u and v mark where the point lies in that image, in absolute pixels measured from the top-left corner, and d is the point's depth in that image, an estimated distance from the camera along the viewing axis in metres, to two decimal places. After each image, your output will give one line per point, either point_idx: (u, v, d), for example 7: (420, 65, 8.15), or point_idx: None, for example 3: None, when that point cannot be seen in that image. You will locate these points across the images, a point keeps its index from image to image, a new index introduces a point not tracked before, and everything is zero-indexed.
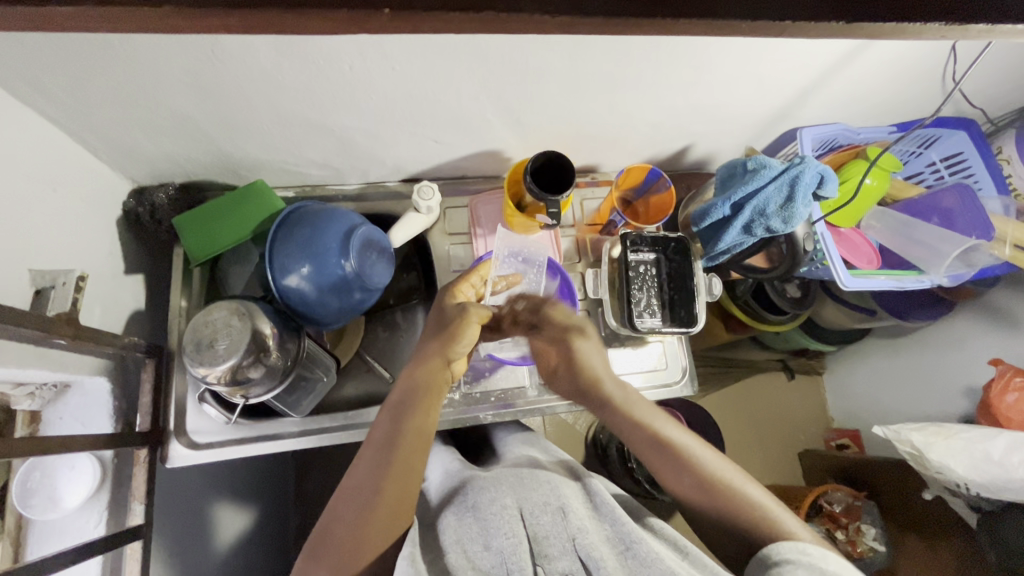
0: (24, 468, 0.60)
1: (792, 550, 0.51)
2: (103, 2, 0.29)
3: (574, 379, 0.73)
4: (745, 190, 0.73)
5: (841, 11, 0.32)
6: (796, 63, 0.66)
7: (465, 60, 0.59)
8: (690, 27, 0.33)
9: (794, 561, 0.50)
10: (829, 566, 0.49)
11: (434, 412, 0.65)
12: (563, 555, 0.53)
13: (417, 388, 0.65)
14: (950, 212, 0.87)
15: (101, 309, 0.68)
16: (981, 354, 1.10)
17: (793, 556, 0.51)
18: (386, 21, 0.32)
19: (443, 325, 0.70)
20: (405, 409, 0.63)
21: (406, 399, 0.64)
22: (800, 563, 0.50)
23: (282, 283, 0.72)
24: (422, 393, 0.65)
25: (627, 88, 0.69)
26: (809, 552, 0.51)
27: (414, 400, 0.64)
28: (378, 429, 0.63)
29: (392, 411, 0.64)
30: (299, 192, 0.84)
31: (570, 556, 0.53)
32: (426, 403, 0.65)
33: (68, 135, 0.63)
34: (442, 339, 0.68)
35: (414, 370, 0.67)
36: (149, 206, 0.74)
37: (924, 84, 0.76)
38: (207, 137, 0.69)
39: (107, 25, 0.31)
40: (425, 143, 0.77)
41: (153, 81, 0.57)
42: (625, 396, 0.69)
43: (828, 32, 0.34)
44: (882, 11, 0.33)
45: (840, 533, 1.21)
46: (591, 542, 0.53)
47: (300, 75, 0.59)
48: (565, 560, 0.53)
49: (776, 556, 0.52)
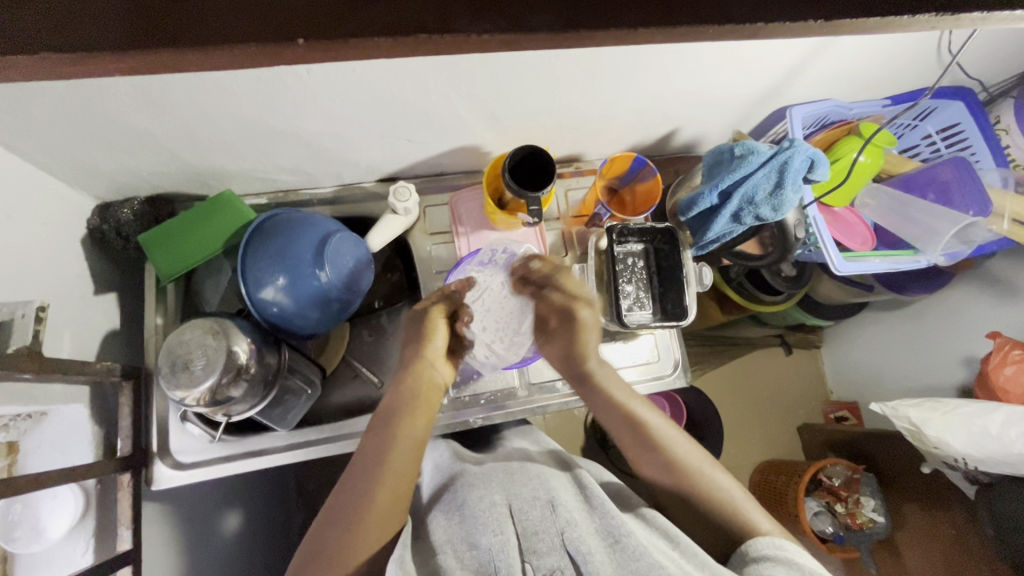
0: (2, 504, 0.57)
1: (769, 545, 0.54)
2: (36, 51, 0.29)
3: (569, 343, 0.75)
4: (733, 178, 0.70)
5: (762, 14, 0.32)
6: (781, 44, 0.63)
7: (431, 59, 0.56)
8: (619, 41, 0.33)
9: (771, 557, 0.52)
10: (803, 561, 0.52)
11: (427, 413, 0.68)
12: (551, 550, 0.52)
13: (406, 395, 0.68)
14: (946, 185, 0.84)
15: (72, 334, 0.66)
16: (978, 326, 1.08)
17: (772, 552, 0.53)
18: (304, 51, 0.32)
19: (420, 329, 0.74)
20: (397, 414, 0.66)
21: (398, 404, 0.67)
22: (777, 558, 0.52)
23: (258, 297, 0.70)
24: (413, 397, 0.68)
25: (605, 77, 0.65)
26: (784, 547, 0.53)
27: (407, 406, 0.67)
28: (369, 439, 0.64)
29: (384, 417, 0.66)
30: (272, 199, 0.81)
31: (559, 551, 0.52)
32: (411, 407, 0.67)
33: (21, 158, 0.60)
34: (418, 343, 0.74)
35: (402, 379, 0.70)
36: (114, 222, 0.71)
37: (920, 57, 0.73)
38: (167, 151, 0.66)
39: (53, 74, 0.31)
40: (399, 142, 0.74)
41: (101, 100, 0.54)
42: (605, 375, 0.73)
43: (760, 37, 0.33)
44: (848, 9, 0.32)
45: (839, 506, 1.24)
46: (579, 536, 0.52)
47: (253, 86, 0.55)
48: (553, 556, 0.52)
49: (755, 553, 0.54)
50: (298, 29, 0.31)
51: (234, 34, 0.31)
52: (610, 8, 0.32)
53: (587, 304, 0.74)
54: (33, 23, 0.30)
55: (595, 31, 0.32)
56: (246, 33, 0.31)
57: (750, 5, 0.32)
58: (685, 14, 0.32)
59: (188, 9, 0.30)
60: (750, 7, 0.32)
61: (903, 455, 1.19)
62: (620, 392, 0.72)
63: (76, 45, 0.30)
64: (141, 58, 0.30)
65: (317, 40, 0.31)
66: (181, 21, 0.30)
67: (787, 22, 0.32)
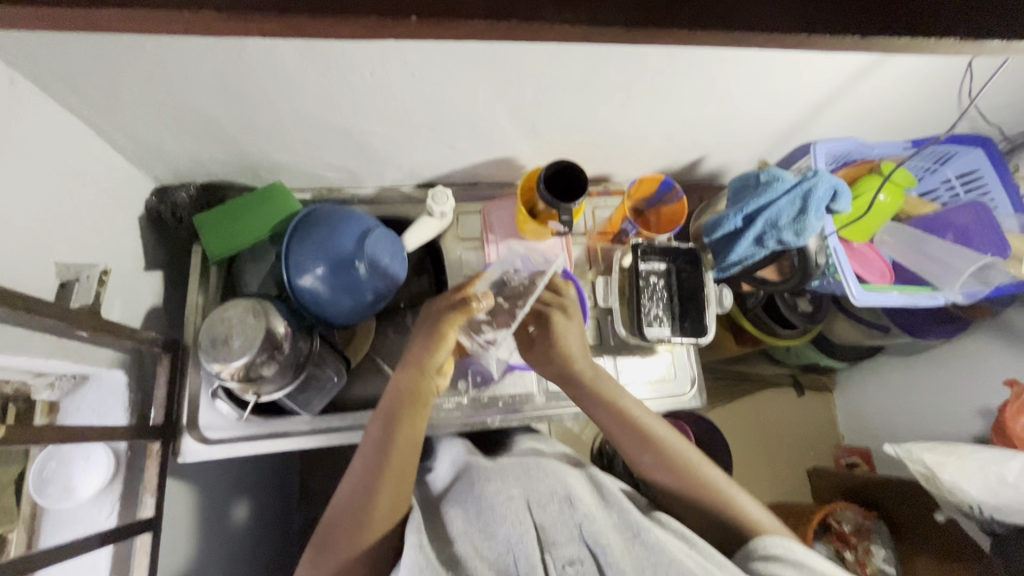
0: (41, 458, 0.61)
1: (778, 547, 0.54)
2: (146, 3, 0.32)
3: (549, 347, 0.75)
4: (757, 203, 0.74)
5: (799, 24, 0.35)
6: (809, 79, 0.67)
7: (483, 67, 0.60)
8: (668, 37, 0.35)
9: (781, 557, 0.53)
10: (813, 563, 0.53)
11: (425, 417, 0.64)
12: (570, 541, 0.52)
13: (406, 395, 0.63)
14: (965, 229, 0.86)
15: (122, 303, 0.69)
16: (996, 374, 1.08)
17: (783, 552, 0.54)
18: (410, 29, 0.34)
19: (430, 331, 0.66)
20: (396, 421, 0.62)
21: (396, 409, 0.63)
22: (787, 560, 0.53)
23: (297, 283, 0.74)
24: (411, 401, 0.63)
25: (641, 99, 0.70)
26: (794, 551, 0.54)
27: (404, 412, 0.63)
28: (368, 437, 0.62)
29: (383, 416, 0.63)
30: (316, 194, 0.86)
31: (578, 542, 0.52)
32: (416, 411, 0.63)
33: (98, 133, 0.65)
34: (426, 346, 0.66)
35: (401, 373, 0.65)
36: (170, 204, 0.76)
37: (940, 100, 0.76)
38: (229, 138, 0.70)
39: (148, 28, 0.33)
40: (441, 148, 0.79)
41: (180, 82, 0.59)
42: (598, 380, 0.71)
43: (796, 45, 0.36)
44: (893, 26, 0.35)
45: (848, 553, 1.18)
46: (598, 529, 0.53)
47: (320, 79, 0.60)
48: (573, 547, 0.52)
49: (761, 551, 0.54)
50: (410, 6, 0.33)
51: (349, 5, 0.33)
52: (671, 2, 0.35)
53: (563, 314, 0.76)
54: None
55: (668, 25, 0.34)
56: (366, 5, 0.33)
57: (807, 14, 0.35)
58: (752, 20, 0.35)
59: None
60: (821, 17, 0.35)
61: (916, 503, 1.16)
62: (614, 391, 0.70)
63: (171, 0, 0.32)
64: (274, 20, 0.32)
65: (426, 16, 0.33)
66: None
67: (834, 32, 0.35)
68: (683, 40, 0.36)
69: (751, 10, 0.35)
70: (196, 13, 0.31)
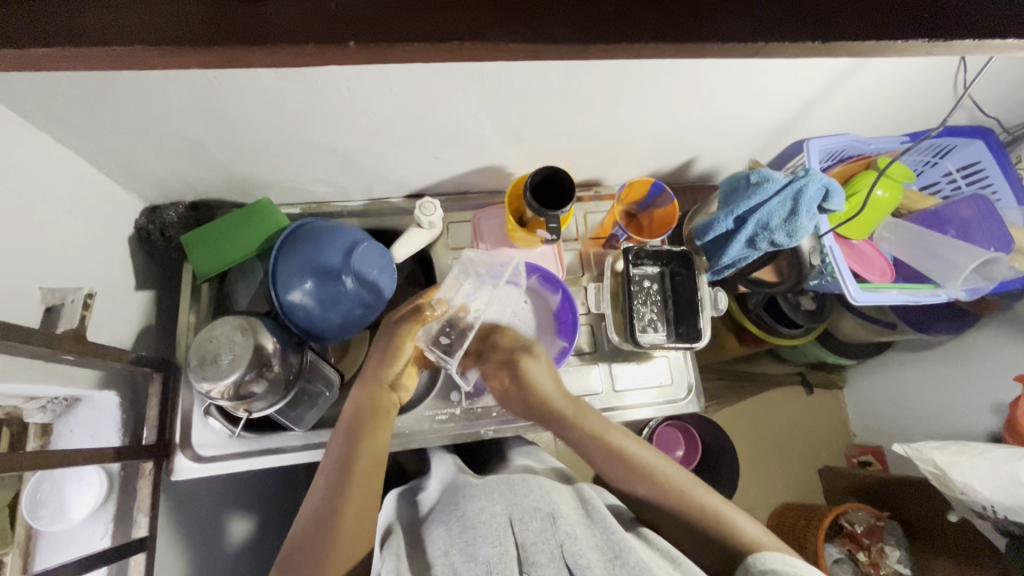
0: (33, 481, 0.61)
1: (778, 560, 0.53)
2: (87, 42, 0.32)
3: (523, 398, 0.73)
4: (748, 205, 0.72)
5: (754, 34, 0.35)
6: (795, 79, 0.65)
7: (460, 80, 0.60)
8: (613, 53, 0.35)
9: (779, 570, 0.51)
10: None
11: (388, 431, 0.66)
12: (550, 561, 0.51)
13: (370, 409, 0.66)
14: (967, 222, 0.84)
15: (112, 325, 0.70)
16: (1008, 370, 1.05)
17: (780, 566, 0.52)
18: (352, 53, 0.34)
19: (385, 344, 0.73)
20: (359, 433, 0.64)
21: (360, 424, 0.65)
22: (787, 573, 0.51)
23: (286, 299, 0.74)
24: (374, 414, 0.66)
25: (624, 105, 0.69)
26: (793, 565, 0.52)
27: (367, 422, 0.65)
28: (333, 453, 0.63)
29: (347, 431, 0.64)
30: (305, 209, 0.86)
31: (557, 562, 0.50)
32: (378, 423, 0.66)
33: (82, 157, 0.66)
34: (384, 358, 0.71)
35: (361, 390, 0.69)
36: (160, 224, 0.77)
37: (935, 94, 0.74)
38: (213, 158, 0.71)
39: (98, 65, 0.33)
40: (427, 160, 0.78)
41: (159, 106, 0.59)
42: (578, 410, 0.70)
43: (748, 53, 0.36)
44: (853, 30, 0.35)
45: (862, 555, 1.16)
46: (579, 548, 0.51)
47: (298, 98, 0.60)
48: (552, 567, 0.50)
49: (761, 565, 0.53)
50: (351, 31, 0.33)
51: (297, 33, 0.33)
52: (615, 17, 0.35)
53: (531, 356, 0.74)
54: (97, 13, 0.32)
55: (616, 41, 0.34)
56: (307, 32, 0.33)
57: (763, 25, 0.35)
58: (706, 32, 0.35)
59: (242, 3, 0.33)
60: (774, 29, 0.35)
61: (929, 503, 1.13)
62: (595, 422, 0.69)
63: (114, 38, 0.32)
64: (221, 53, 0.33)
65: (367, 41, 0.33)
66: (238, 22, 0.32)
67: (794, 40, 0.35)
68: (634, 55, 0.35)
69: (705, 24, 0.35)
70: (142, 48, 0.32)
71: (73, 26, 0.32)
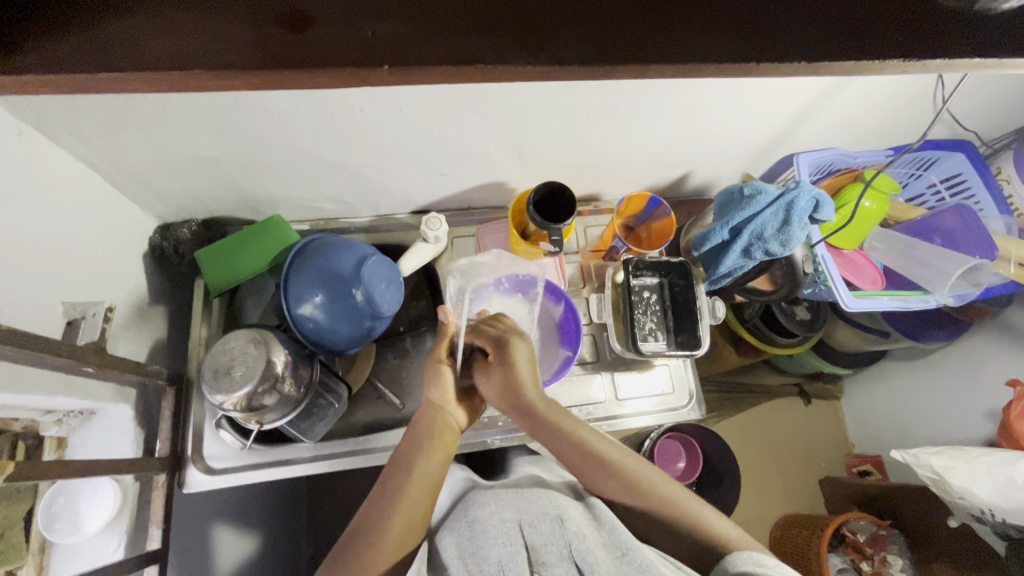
0: (47, 495, 0.61)
1: (749, 562, 0.52)
2: (145, 68, 0.35)
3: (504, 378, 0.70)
4: (742, 216, 0.75)
5: (743, 56, 0.38)
6: (783, 96, 0.69)
7: (467, 101, 0.63)
8: (621, 74, 0.38)
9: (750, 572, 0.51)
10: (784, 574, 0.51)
11: (444, 455, 0.66)
12: (560, 562, 0.52)
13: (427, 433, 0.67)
14: (951, 231, 0.87)
15: (128, 339, 0.71)
16: (1000, 375, 1.08)
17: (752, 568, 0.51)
18: (385, 76, 0.37)
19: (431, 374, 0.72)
20: (415, 452, 0.65)
21: (416, 445, 0.66)
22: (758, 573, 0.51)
23: (297, 312, 0.76)
24: (430, 438, 0.67)
25: (622, 123, 0.72)
26: (763, 564, 0.52)
27: (423, 445, 0.66)
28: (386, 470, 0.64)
29: (404, 451, 0.66)
30: (314, 225, 0.88)
31: (567, 562, 0.52)
32: (433, 446, 0.66)
33: (103, 177, 0.68)
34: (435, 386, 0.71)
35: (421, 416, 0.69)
36: (173, 240, 0.79)
37: (916, 109, 0.78)
38: (227, 176, 0.73)
39: (149, 87, 0.36)
40: (433, 176, 0.81)
41: (180, 128, 0.62)
42: (549, 407, 0.68)
43: (742, 72, 0.39)
44: (833, 53, 0.38)
45: (864, 564, 1.16)
46: (587, 547, 0.52)
47: (311, 119, 0.63)
48: (562, 566, 0.52)
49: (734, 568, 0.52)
50: (383, 56, 0.36)
51: (333, 59, 0.36)
52: (622, 39, 0.38)
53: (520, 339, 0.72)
54: (151, 43, 0.35)
55: (623, 63, 0.38)
56: (344, 57, 0.36)
57: (757, 48, 0.38)
58: (708, 55, 0.38)
59: (282, 32, 0.36)
60: (766, 53, 0.38)
61: (928, 509, 1.15)
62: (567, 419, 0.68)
63: (172, 64, 0.35)
64: (258, 76, 0.36)
65: (398, 64, 0.36)
66: (280, 49, 0.35)
67: (783, 61, 0.38)
68: (638, 76, 0.38)
69: (709, 49, 0.38)
70: (191, 73, 0.35)
71: (130, 56, 0.35)
